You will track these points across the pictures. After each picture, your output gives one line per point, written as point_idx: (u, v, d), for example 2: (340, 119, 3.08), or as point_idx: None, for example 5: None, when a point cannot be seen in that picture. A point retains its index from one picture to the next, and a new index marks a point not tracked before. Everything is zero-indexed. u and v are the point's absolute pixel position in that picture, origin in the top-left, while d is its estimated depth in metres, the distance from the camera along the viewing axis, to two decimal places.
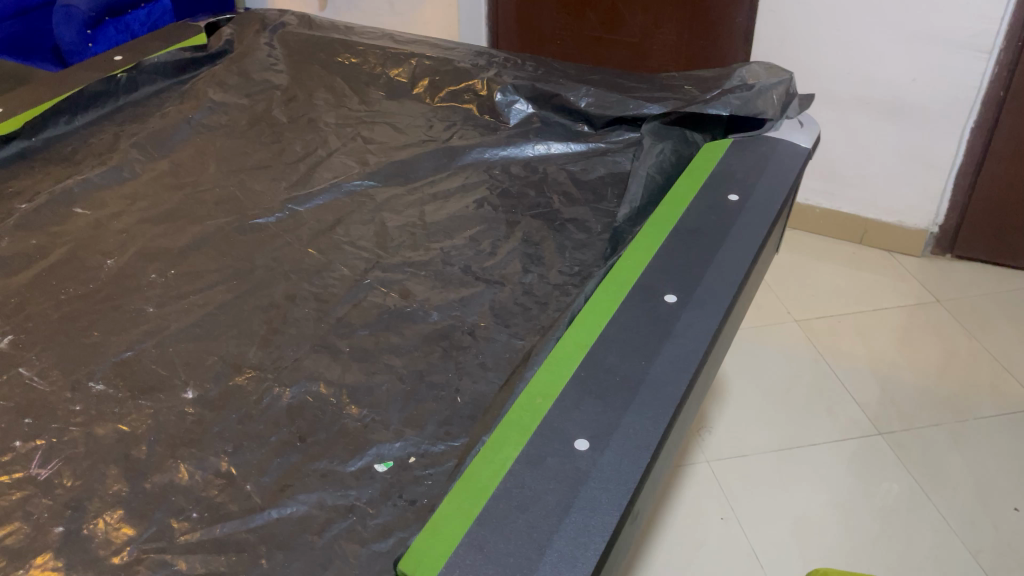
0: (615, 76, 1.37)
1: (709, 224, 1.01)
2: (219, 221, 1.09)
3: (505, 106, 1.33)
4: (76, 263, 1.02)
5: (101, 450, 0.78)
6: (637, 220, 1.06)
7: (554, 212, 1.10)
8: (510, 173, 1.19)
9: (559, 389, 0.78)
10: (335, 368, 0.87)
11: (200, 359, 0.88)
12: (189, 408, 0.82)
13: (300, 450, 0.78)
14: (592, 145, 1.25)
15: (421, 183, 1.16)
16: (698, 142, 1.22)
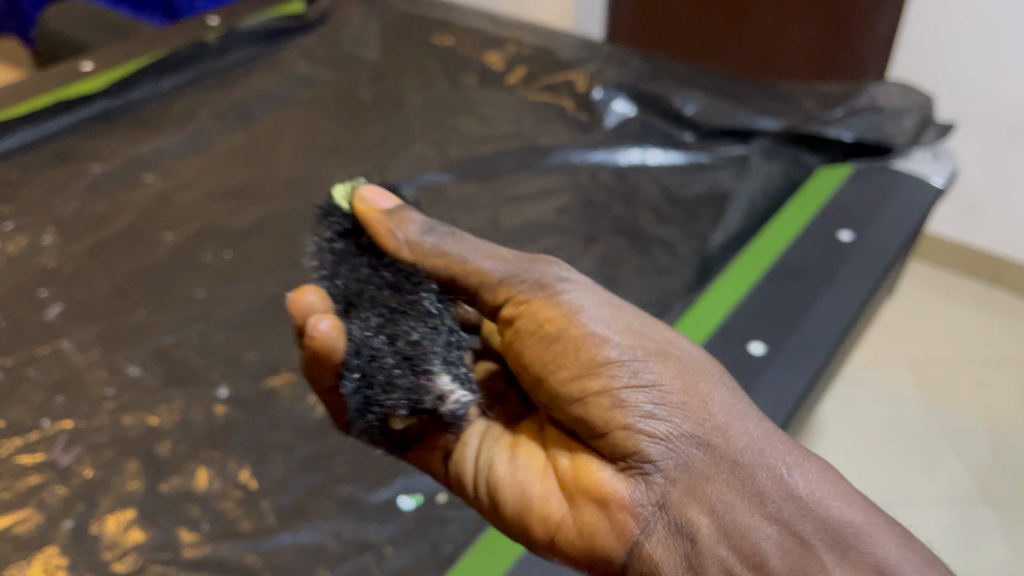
0: (729, 81, 1.24)
1: (811, 263, 0.90)
2: (285, 203, 1.07)
3: (601, 106, 1.24)
4: (138, 234, 1.01)
5: (125, 442, 0.73)
6: (731, 248, 0.98)
7: (639, 229, 1.01)
8: (598, 180, 1.11)
9: None
10: None
11: (241, 355, 0.84)
12: (221, 406, 0.77)
13: (327, 468, 0.72)
14: (693, 157, 1.13)
15: (499, 184, 1.11)
16: (812, 165, 1.09)
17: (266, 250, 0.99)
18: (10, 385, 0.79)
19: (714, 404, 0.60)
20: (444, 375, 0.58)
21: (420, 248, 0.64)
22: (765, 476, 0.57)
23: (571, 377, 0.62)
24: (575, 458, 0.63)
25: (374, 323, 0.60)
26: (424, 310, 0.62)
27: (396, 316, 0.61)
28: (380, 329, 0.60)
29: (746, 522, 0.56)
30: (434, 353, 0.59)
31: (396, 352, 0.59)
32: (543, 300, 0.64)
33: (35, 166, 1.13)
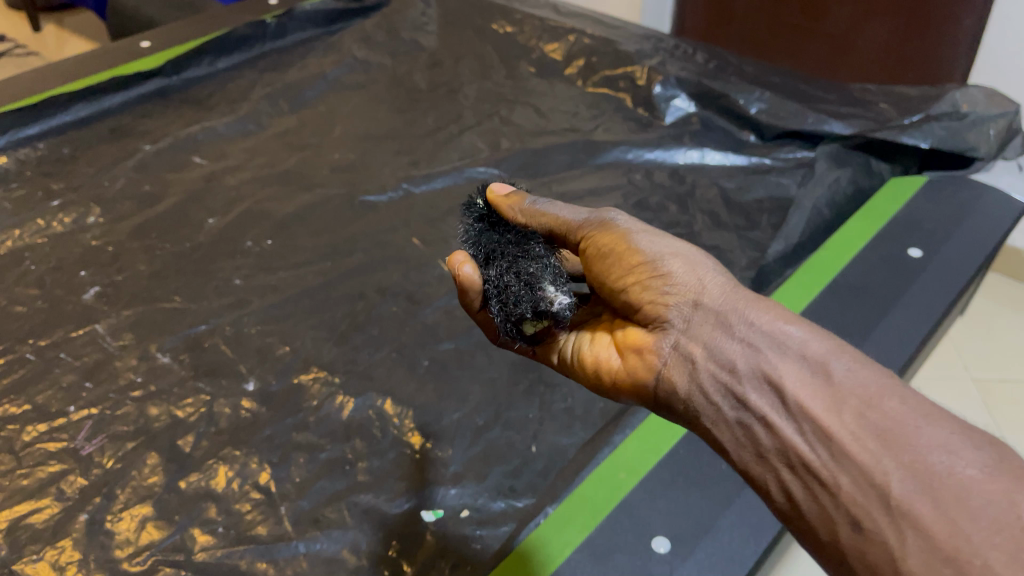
0: (799, 81, 1.17)
1: (878, 281, 0.83)
2: (330, 189, 1.04)
3: (663, 101, 1.18)
4: (182, 216, 0.99)
5: (149, 434, 0.72)
6: (789, 259, 0.91)
7: (693, 235, 0.96)
8: (653, 180, 1.06)
9: (649, 466, 0.65)
10: (408, 385, 0.77)
11: (273, 348, 0.82)
12: (247, 402, 0.76)
13: (348, 475, 0.69)
14: (756, 160, 1.08)
15: (549, 179, 1.06)
16: (883, 172, 1.03)
17: (307, 238, 0.96)
18: (42, 367, 0.78)
19: (692, 263, 0.58)
20: (553, 288, 0.55)
21: (531, 212, 0.63)
22: (738, 312, 0.54)
23: (608, 272, 0.60)
24: (623, 325, 0.62)
25: (506, 265, 0.59)
26: (538, 254, 0.60)
27: (512, 258, 0.59)
28: (507, 270, 0.58)
29: (719, 344, 0.54)
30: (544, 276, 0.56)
31: (525, 280, 0.56)
32: (595, 225, 0.62)
33: (87, 141, 1.12)
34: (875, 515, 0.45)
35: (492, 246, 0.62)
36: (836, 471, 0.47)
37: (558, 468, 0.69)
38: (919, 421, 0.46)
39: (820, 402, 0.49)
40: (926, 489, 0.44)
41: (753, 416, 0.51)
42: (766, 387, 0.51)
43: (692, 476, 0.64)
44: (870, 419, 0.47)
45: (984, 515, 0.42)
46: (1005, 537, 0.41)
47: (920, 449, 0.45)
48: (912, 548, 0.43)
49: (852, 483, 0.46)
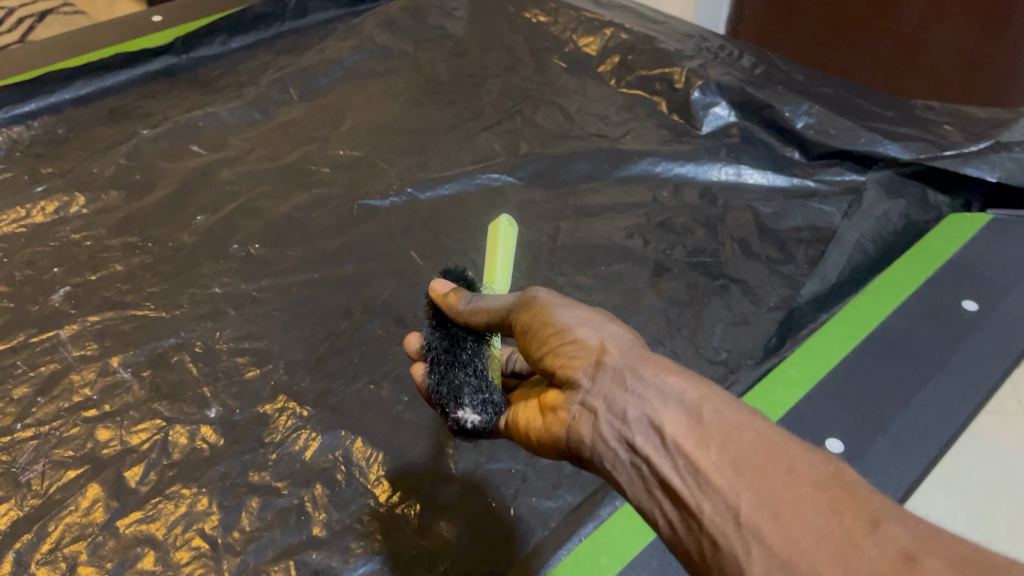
0: (853, 94, 1.06)
1: (924, 337, 0.73)
2: (330, 189, 0.96)
3: (701, 108, 1.07)
4: (169, 210, 0.93)
5: (95, 464, 0.66)
6: (824, 302, 0.80)
7: (719, 265, 0.86)
8: (681, 199, 0.96)
9: (635, 552, 0.57)
10: (382, 425, 0.70)
11: (242, 370, 0.75)
12: (207, 430, 0.69)
13: (302, 528, 0.62)
14: (798, 181, 0.97)
15: (568, 191, 0.97)
16: (942, 206, 0.91)
17: (297, 243, 0.89)
18: None
19: (597, 322, 0.51)
20: (468, 413, 0.56)
21: (464, 310, 0.59)
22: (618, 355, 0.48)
23: (524, 349, 0.54)
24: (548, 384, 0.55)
25: (440, 373, 0.59)
26: (469, 361, 0.59)
27: (443, 365, 0.59)
28: (440, 380, 0.58)
29: (602, 387, 0.47)
30: (464, 393, 0.57)
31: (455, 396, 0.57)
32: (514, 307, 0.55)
33: (84, 121, 1.06)
34: (730, 540, 0.38)
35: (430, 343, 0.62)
36: (696, 495, 0.40)
37: (535, 539, 0.61)
38: (780, 444, 0.39)
39: (684, 432, 0.42)
40: (766, 503, 0.37)
41: (632, 450, 0.45)
42: (642, 423, 0.44)
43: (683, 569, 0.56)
44: (729, 442, 0.40)
45: (813, 527, 0.35)
46: (832, 544, 0.34)
47: (770, 467, 0.38)
48: (756, 564, 0.36)
49: (711, 506, 0.39)
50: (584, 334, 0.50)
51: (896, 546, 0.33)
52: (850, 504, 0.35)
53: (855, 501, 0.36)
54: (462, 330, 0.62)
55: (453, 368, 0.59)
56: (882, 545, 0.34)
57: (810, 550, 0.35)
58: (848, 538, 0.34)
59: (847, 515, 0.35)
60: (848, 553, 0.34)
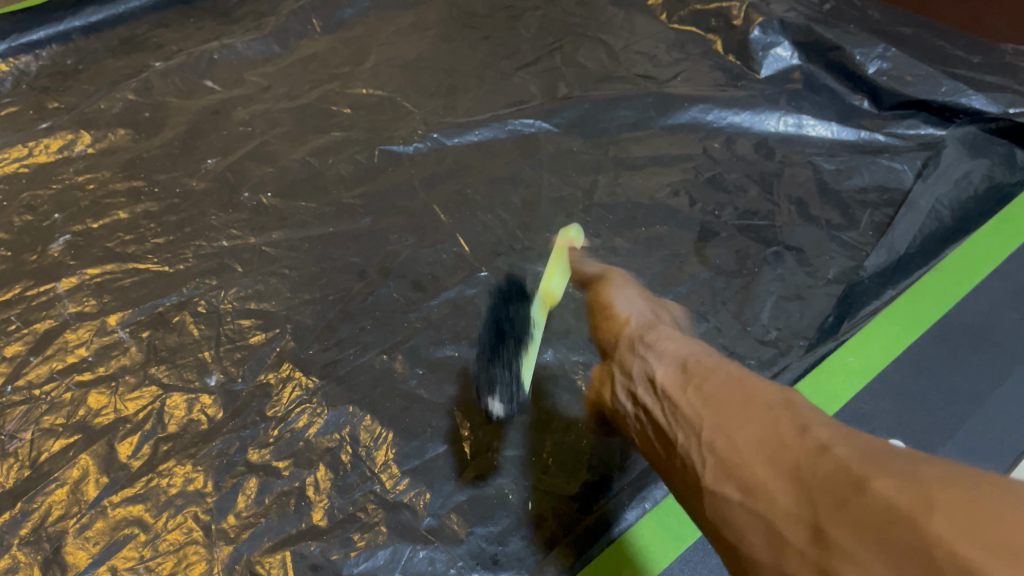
0: (935, 35, 0.94)
1: (1005, 324, 0.64)
2: (349, 133, 0.89)
3: (761, 49, 0.97)
4: (178, 152, 0.86)
5: (86, 434, 0.62)
6: (891, 276, 0.71)
7: (773, 229, 0.78)
8: (734, 152, 0.87)
9: (661, 565, 0.52)
10: (393, 401, 0.64)
11: (247, 334, 0.69)
12: (206, 400, 0.64)
13: (302, 516, 0.57)
14: (867, 134, 0.87)
15: (608, 141, 0.88)
16: None
17: (311, 193, 0.82)
18: None
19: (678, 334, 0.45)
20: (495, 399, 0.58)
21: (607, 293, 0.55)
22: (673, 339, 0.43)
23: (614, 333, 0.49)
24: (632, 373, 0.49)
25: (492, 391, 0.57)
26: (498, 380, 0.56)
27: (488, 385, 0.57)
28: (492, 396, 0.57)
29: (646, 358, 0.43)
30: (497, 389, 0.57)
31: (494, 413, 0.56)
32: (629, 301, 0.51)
33: (95, 52, 1.00)
34: (692, 461, 0.33)
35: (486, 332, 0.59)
36: (671, 427, 0.36)
37: (554, 539, 0.56)
38: (767, 382, 0.34)
39: (676, 381, 0.38)
40: (721, 422, 0.33)
41: (648, 398, 0.40)
42: (645, 381, 0.41)
43: None
44: (722, 385, 0.35)
45: (755, 434, 0.30)
46: (768, 447, 0.29)
47: (741, 399, 0.33)
48: (707, 477, 0.31)
49: (686, 433, 0.35)
50: (617, 307, 0.50)
51: (818, 440, 0.27)
52: (797, 414, 0.30)
53: (803, 414, 0.30)
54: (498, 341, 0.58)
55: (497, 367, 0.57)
56: (810, 442, 0.28)
57: (749, 456, 0.30)
58: (784, 440, 0.29)
59: (792, 421, 0.29)
60: (776, 454, 0.28)
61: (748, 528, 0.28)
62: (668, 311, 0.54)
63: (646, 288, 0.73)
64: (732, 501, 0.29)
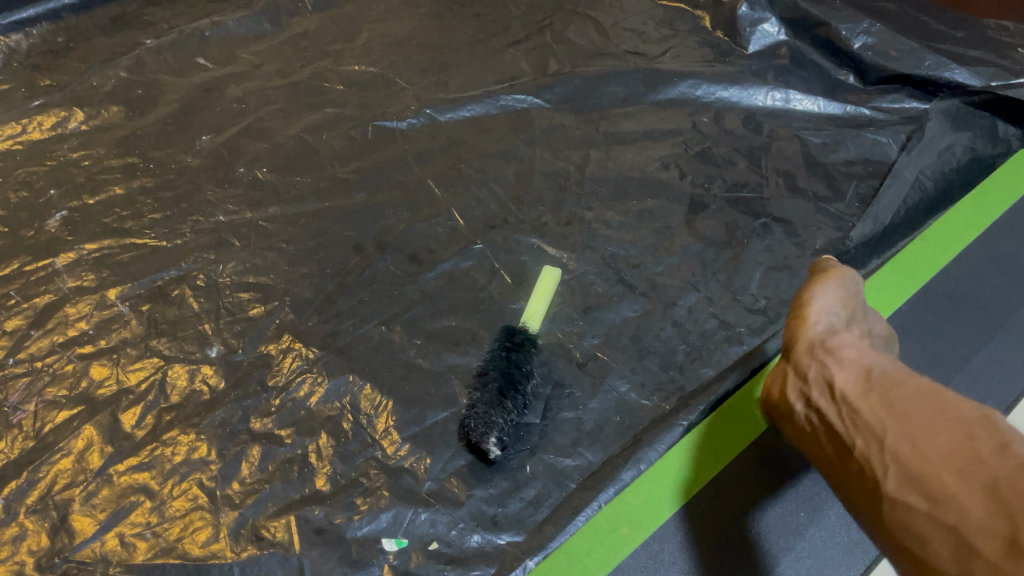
0: (919, 11, 0.96)
1: (986, 291, 0.66)
2: (343, 110, 0.90)
3: (747, 24, 0.97)
4: (172, 129, 0.87)
5: (89, 406, 0.63)
6: (877, 246, 0.72)
7: (761, 202, 0.79)
8: (722, 126, 0.88)
9: (658, 523, 0.53)
10: (392, 371, 0.66)
11: (246, 307, 0.70)
12: (208, 371, 0.65)
13: (305, 482, 0.59)
14: (852, 108, 0.88)
15: (599, 116, 0.89)
16: (1011, 139, 0.81)
17: (306, 168, 0.83)
18: None
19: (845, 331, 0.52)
20: (492, 437, 0.57)
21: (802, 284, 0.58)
22: (838, 341, 0.50)
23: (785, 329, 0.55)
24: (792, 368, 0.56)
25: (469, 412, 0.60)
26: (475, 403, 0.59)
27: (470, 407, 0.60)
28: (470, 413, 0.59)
29: (813, 361, 0.50)
30: (494, 424, 0.57)
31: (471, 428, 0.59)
32: (804, 291, 0.56)
33: (85, 30, 1.00)
34: (871, 466, 0.41)
35: (488, 369, 0.61)
36: (854, 431, 0.44)
37: (552, 500, 0.57)
38: (946, 397, 0.41)
39: (858, 390, 0.46)
40: (909, 436, 0.40)
41: (814, 400, 0.48)
42: (825, 387, 0.48)
43: (708, 545, 0.52)
44: (897, 397, 0.43)
45: (945, 450, 0.38)
46: (960, 465, 0.37)
47: (922, 413, 0.41)
48: (891, 482, 0.39)
49: (862, 439, 0.43)
50: (810, 312, 0.53)
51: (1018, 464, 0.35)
52: (989, 434, 0.37)
53: (1000, 435, 0.37)
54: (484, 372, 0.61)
55: (497, 407, 0.58)
56: (1008, 463, 0.35)
57: (941, 468, 0.38)
58: (975, 462, 0.36)
59: (979, 442, 0.37)
60: (969, 471, 0.36)
61: (936, 532, 0.36)
62: (870, 323, 0.55)
63: (638, 260, 0.75)
64: (917, 508, 0.37)
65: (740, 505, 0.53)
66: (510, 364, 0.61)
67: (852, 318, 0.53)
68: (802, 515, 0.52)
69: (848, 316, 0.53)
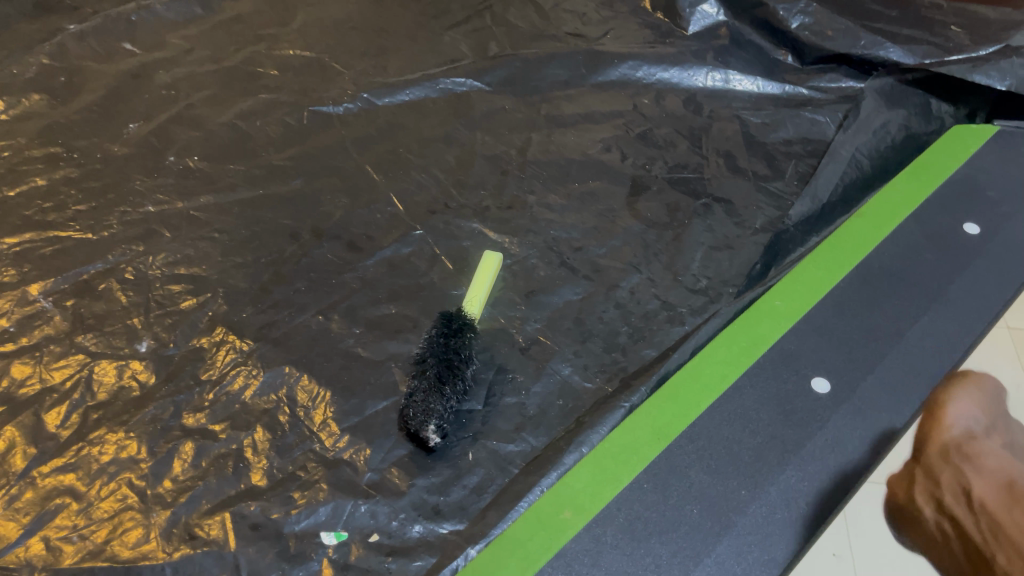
0: None
1: (920, 265, 0.66)
2: (277, 95, 0.87)
3: (687, 5, 0.97)
4: (98, 117, 0.84)
5: (10, 406, 0.60)
6: (815, 224, 0.73)
7: (702, 182, 0.79)
8: (663, 108, 0.88)
9: (601, 505, 0.52)
10: (330, 360, 0.64)
11: (177, 299, 0.68)
12: (138, 367, 0.63)
13: (241, 477, 0.57)
14: (790, 88, 0.89)
15: (540, 99, 0.88)
16: (944, 116, 0.83)
17: (239, 155, 0.81)
18: None
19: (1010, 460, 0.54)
20: (431, 425, 0.57)
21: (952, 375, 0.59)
22: (990, 456, 0.54)
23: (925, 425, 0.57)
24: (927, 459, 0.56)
25: (408, 400, 0.59)
26: (413, 392, 0.59)
27: (410, 394, 0.59)
28: (408, 400, 0.59)
29: (962, 466, 0.54)
30: (433, 412, 0.57)
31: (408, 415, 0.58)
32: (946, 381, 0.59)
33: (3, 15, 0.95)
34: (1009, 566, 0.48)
35: (426, 355, 0.60)
36: (989, 542, 0.50)
37: (495, 487, 0.57)
38: None
39: (1000, 501, 0.52)
40: None
41: (941, 505, 0.52)
42: (961, 493, 0.52)
43: (652, 527, 0.50)
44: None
45: None
46: None
47: None
48: None
49: (1001, 552, 0.49)
50: (950, 411, 0.58)
51: None
52: None
53: None
54: (423, 359, 0.60)
55: (436, 395, 0.57)
56: None
57: None
58: None
59: None
60: None
61: None
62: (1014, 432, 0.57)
63: (580, 243, 0.74)
64: None
65: (682, 486, 0.53)
66: (448, 349, 0.60)
67: (991, 426, 0.57)
68: (742, 493, 0.52)
69: (988, 421, 0.57)
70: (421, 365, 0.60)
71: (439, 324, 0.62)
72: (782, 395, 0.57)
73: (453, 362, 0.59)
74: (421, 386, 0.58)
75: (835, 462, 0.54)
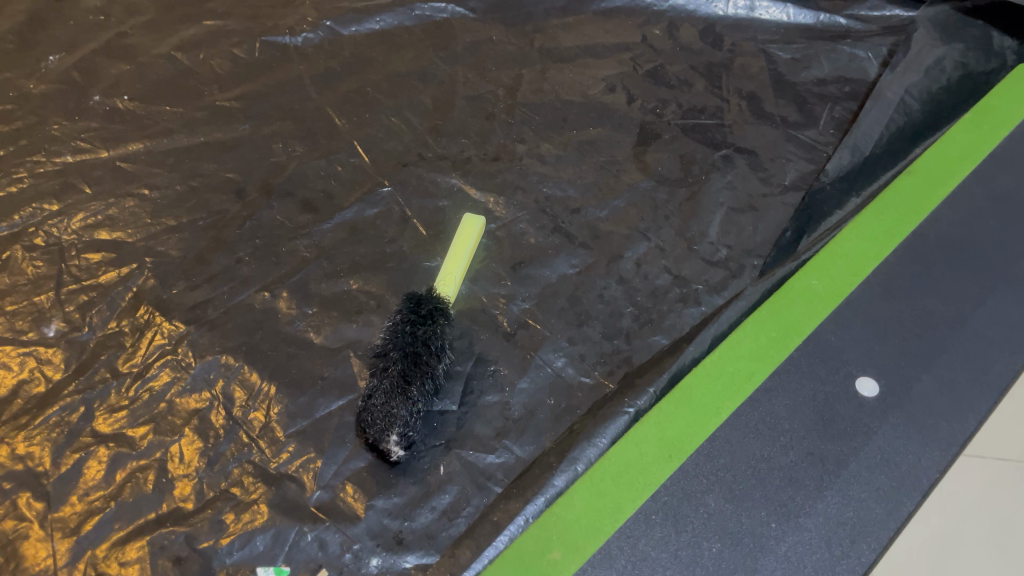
0: None
1: (985, 236, 0.55)
2: (224, 23, 0.74)
3: None
4: (13, 47, 0.71)
5: None
6: (854, 181, 0.61)
7: (722, 129, 0.68)
8: (677, 40, 0.75)
9: (598, 545, 0.42)
10: (275, 349, 0.53)
11: (95, 270, 0.57)
12: (44, 357, 0.53)
13: (162, 498, 0.47)
14: (826, 18, 0.76)
15: (533, 30, 0.76)
16: (1006, 51, 0.70)
17: (178, 95, 0.68)
18: None
19: None
20: (393, 436, 0.47)
21: None
22: None
23: None
24: None
25: (365, 400, 0.48)
26: (371, 392, 0.48)
27: (367, 394, 0.49)
28: (365, 401, 0.49)
29: None
30: (396, 419, 0.47)
31: (365, 420, 0.48)
32: None
33: None
34: None
35: (388, 348, 0.49)
36: None
37: (470, 510, 0.47)
38: None
39: None
40: None
41: None
42: None
43: (660, 571, 0.41)
44: None
45: None
46: None
47: None
48: None
49: None
50: None
51: None
52: None
53: None
54: (385, 351, 0.49)
55: (399, 398, 0.47)
56: None
57: None
58: None
59: None
60: None
61: None
62: None
63: (577, 203, 0.63)
64: None
65: (698, 516, 0.43)
66: (415, 341, 0.49)
67: None
68: (772, 527, 0.42)
69: None
70: (382, 359, 0.49)
71: (405, 308, 0.51)
72: (820, 400, 0.47)
73: (420, 359, 0.48)
74: (380, 387, 0.48)
75: (887, 485, 0.44)
